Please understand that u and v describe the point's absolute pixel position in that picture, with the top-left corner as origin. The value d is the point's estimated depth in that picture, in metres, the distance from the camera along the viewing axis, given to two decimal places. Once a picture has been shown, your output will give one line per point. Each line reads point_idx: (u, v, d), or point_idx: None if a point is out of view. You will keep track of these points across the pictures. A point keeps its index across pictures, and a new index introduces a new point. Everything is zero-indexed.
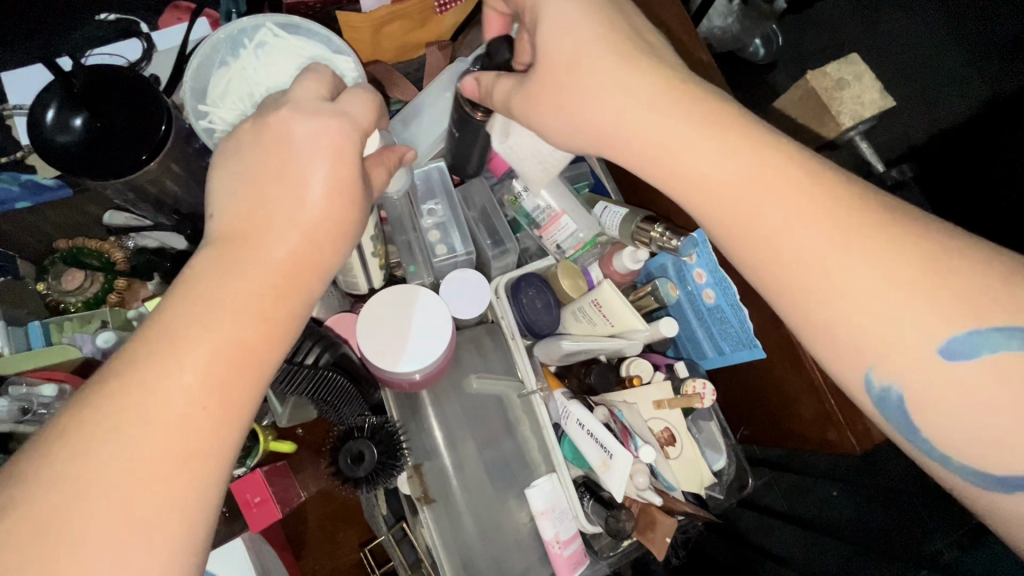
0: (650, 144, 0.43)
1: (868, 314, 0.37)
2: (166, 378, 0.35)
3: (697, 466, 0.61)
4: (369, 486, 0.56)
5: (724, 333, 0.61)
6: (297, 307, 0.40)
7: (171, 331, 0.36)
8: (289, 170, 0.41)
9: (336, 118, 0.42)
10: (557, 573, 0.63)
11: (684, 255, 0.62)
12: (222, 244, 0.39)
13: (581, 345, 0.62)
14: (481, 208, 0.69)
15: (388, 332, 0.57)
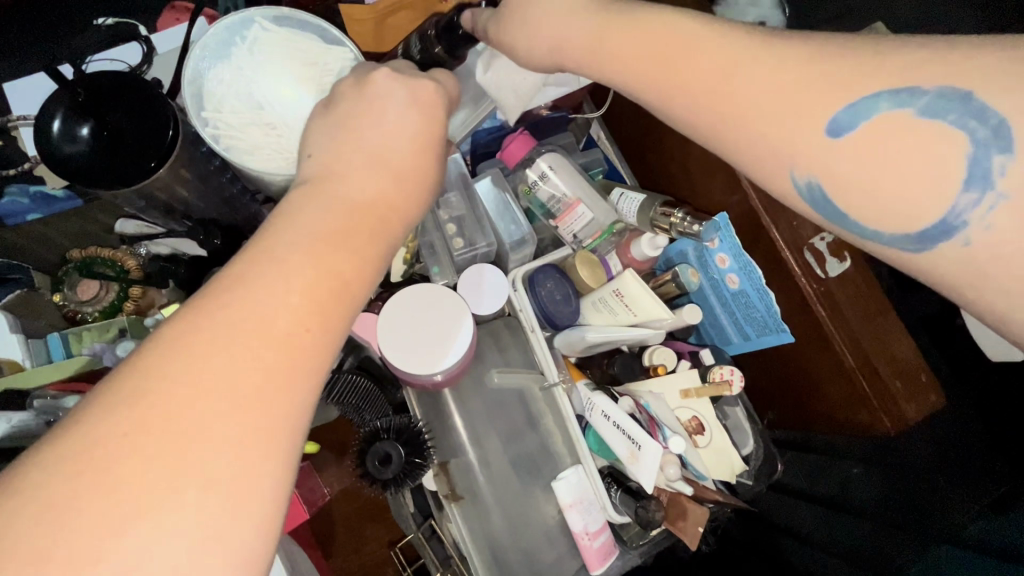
0: (701, 72, 0.40)
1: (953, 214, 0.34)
2: (267, 297, 0.34)
3: (727, 453, 0.61)
4: (398, 488, 0.56)
5: (750, 318, 0.60)
6: (383, 249, 0.40)
7: (266, 258, 0.35)
8: (381, 121, 0.42)
9: (428, 80, 0.43)
10: (588, 565, 0.63)
11: (706, 240, 0.60)
12: (307, 186, 0.39)
13: (604, 335, 0.62)
14: (497, 198, 0.66)
15: (410, 329, 0.56)
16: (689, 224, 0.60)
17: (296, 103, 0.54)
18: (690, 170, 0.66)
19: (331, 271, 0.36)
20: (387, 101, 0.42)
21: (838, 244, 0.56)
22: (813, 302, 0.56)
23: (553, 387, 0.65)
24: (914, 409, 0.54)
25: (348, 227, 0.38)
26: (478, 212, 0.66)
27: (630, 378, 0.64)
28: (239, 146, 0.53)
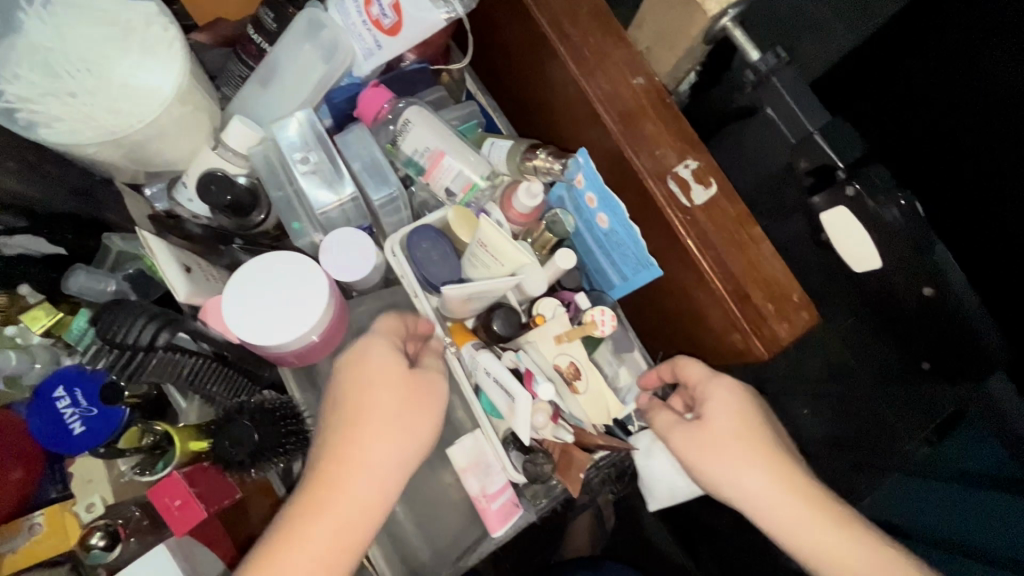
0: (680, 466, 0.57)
1: (775, 506, 0.52)
2: (320, 559, 0.44)
3: (606, 397, 0.60)
4: (257, 468, 0.53)
5: (623, 256, 0.59)
6: (407, 455, 0.48)
7: (314, 514, 0.45)
8: (360, 399, 0.49)
9: (395, 360, 0.50)
10: (489, 528, 0.60)
11: (572, 180, 0.59)
12: (303, 501, 0.45)
13: (468, 286, 0.56)
14: (367, 159, 0.62)
15: (258, 300, 0.52)
16: (554, 159, 0.59)
17: (105, 68, 0.50)
18: (561, 115, 0.63)
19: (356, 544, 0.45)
20: (359, 417, 0.48)
21: (702, 171, 0.55)
22: (682, 234, 0.54)
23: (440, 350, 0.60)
24: (787, 330, 0.53)
25: (337, 503, 0.45)
26: (338, 161, 0.59)
27: (517, 331, 0.60)
28: (42, 122, 0.49)
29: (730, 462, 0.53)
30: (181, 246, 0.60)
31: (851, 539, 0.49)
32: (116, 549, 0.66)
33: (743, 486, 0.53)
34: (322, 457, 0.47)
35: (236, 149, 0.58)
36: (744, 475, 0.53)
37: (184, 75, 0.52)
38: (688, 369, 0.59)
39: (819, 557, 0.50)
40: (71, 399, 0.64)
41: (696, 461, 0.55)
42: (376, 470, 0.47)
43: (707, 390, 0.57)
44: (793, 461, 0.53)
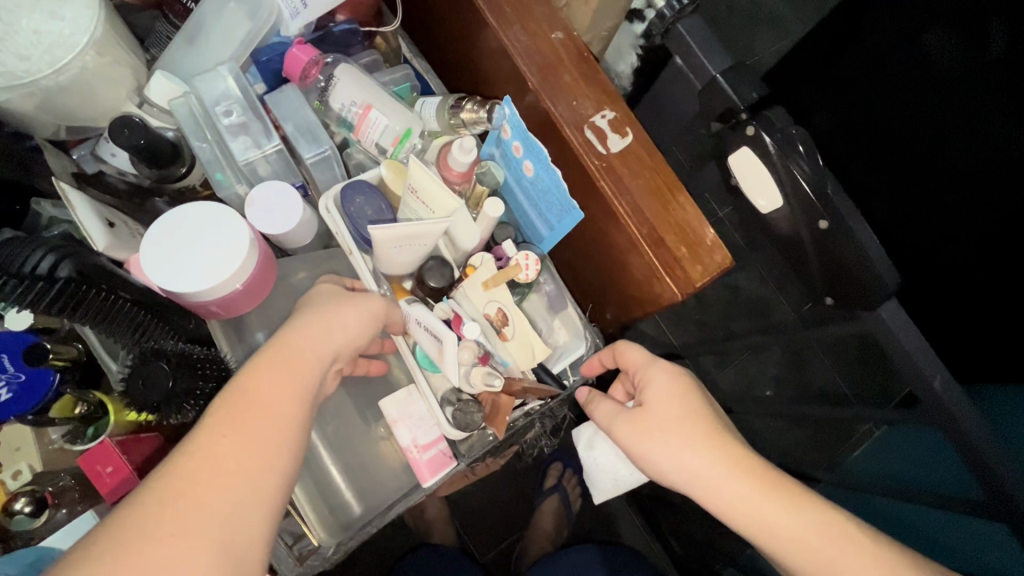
0: (628, 454, 0.59)
1: (720, 483, 0.52)
2: (254, 455, 0.40)
3: (534, 343, 0.61)
4: (169, 411, 0.52)
5: (549, 205, 0.59)
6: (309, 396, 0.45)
7: (247, 410, 0.41)
8: (299, 336, 0.47)
9: (343, 305, 0.51)
10: (421, 480, 0.60)
11: (500, 130, 0.59)
12: (208, 430, 0.40)
13: (401, 223, 0.53)
14: (295, 116, 0.63)
15: (181, 246, 0.52)
16: (481, 108, 0.62)
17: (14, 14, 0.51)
18: (490, 74, 0.64)
19: (291, 444, 0.42)
20: (307, 324, 0.48)
21: (618, 120, 0.56)
22: (598, 179, 0.56)
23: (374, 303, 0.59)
24: (699, 273, 0.54)
25: (243, 436, 0.40)
26: (264, 118, 0.61)
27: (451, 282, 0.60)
28: None
29: (668, 444, 0.55)
30: (104, 199, 0.60)
31: (796, 507, 0.50)
32: (41, 516, 0.64)
33: (682, 467, 0.54)
34: (256, 362, 0.44)
35: (161, 104, 0.60)
36: (684, 452, 0.54)
37: (97, 24, 0.53)
38: (628, 355, 0.62)
39: (766, 530, 0.50)
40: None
41: (638, 448, 0.57)
42: (314, 373, 0.46)
43: (648, 376, 0.60)
44: (729, 437, 0.55)
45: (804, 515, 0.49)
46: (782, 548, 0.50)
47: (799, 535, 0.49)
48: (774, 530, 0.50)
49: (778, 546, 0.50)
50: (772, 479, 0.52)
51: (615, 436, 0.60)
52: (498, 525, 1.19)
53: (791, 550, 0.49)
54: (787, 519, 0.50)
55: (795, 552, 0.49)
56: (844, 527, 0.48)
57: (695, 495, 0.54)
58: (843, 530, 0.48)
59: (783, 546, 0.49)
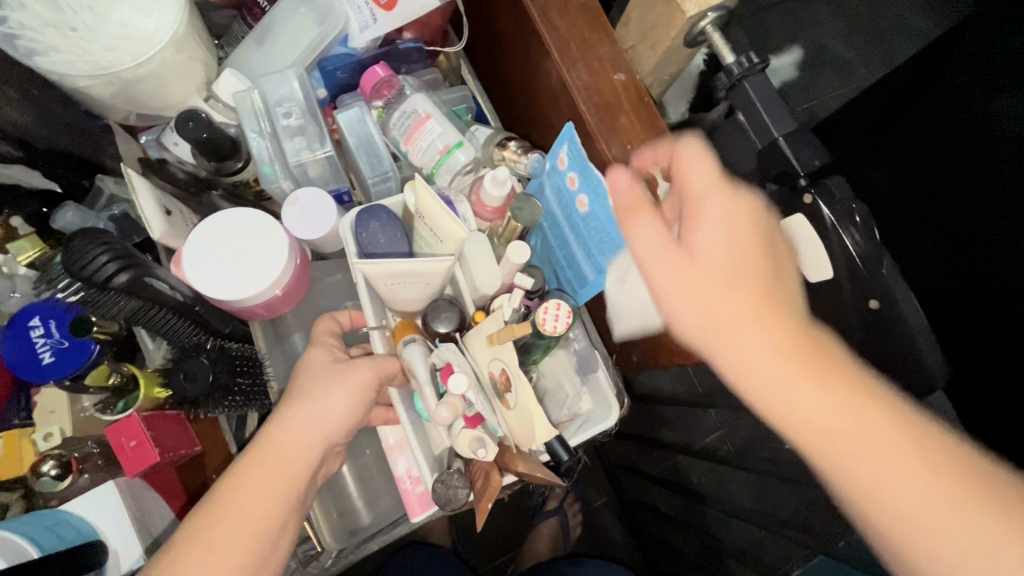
0: (652, 283, 0.42)
1: (771, 386, 0.37)
2: (236, 560, 0.40)
3: (536, 421, 0.47)
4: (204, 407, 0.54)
5: (602, 246, 0.54)
6: (296, 486, 0.45)
7: (216, 520, 0.41)
8: (279, 419, 0.46)
9: (335, 379, 0.49)
10: (410, 514, 0.58)
11: (557, 158, 0.55)
12: (191, 524, 0.41)
13: (390, 260, 0.49)
14: (356, 135, 0.65)
15: (214, 259, 0.53)
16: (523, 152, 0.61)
17: (107, 10, 0.54)
18: (545, 104, 0.64)
19: (268, 544, 0.42)
20: (294, 410, 0.47)
21: None
22: None
23: (371, 334, 0.59)
24: None
25: (227, 533, 0.41)
26: (321, 123, 0.62)
27: (457, 330, 0.55)
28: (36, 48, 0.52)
29: (705, 297, 0.40)
30: (165, 188, 0.62)
31: (900, 420, 0.36)
32: (65, 481, 0.66)
33: (715, 323, 0.39)
34: (238, 463, 0.44)
35: (226, 100, 0.61)
36: (743, 316, 0.39)
37: (179, 23, 0.55)
38: (690, 154, 0.43)
39: (838, 423, 0.36)
40: (46, 330, 0.67)
41: (666, 295, 0.41)
42: (300, 472, 0.45)
43: (712, 191, 0.42)
44: (790, 305, 0.40)
45: (923, 459, 0.34)
46: (814, 447, 0.37)
47: (884, 457, 0.35)
48: (848, 459, 0.35)
49: (799, 425, 0.37)
50: (864, 390, 0.36)
51: (638, 253, 0.42)
52: (494, 538, 1.18)
53: (833, 451, 0.36)
54: (833, 405, 0.36)
55: (827, 462, 0.36)
56: (903, 435, 0.35)
57: (741, 377, 0.39)
58: (879, 398, 0.36)
59: (812, 433, 0.36)
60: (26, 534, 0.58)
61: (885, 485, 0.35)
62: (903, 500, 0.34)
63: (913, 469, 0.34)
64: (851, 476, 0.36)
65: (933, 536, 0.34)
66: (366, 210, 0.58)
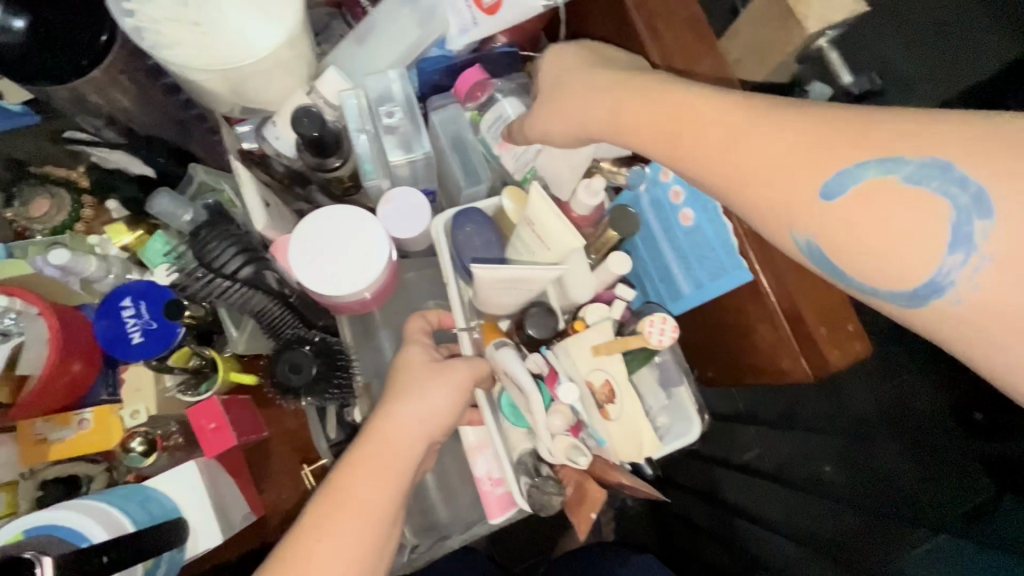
0: (640, 117, 0.46)
1: (757, 155, 0.40)
2: (356, 549, 0.42)
3: (642, 430, 0.50)
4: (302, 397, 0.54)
5: (702, 260, 0.56)
6: (402, 482, 0.46)
7: (338, 508, 0.43)
8: (386, 416, 0.48)
9: (435, 379, 0.50)
10: (488, 515, 0.59)
11: (660, 174, 0.58)
12: (313, 513, 0.43)
13: (506, 267, 0.50)
14: (448, 138, 0.66)
15: (319, 257, 0.54)
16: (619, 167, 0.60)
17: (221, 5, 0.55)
18: None
19: (383, 536, 0.44)
20: (399, 407, 0.48)
21: None
22: (744, 245, 0.54)
23: (460, 335, 0.59)
24: (838, 357, 0.52)
25: (347, 523, 0.42)
26: (418, 123, 0.63)
27: (551, 338, 0.54)
28: (160, 42, 0.54)
29: (595, 87, 0.50)
30: (264, 181, 0.64)
31: (942, 162, 0.35)
32: (151, 456, 0.71)
33: (595, 110, 0.50)
34: (351, 453, 0.46)
35: (329, 97, 0.63)
36: (737, 115, 0.41)
37: (294, 21, 0.56)
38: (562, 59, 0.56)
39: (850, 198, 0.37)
40: (136, 311, 0.70)
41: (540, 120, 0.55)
42: (408, 465, 0.46)
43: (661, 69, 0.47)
44: (657, 84, 0.47)
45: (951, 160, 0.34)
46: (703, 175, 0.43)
47: (892, 210, 0.36)
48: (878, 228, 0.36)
49: (685, 158, 0.43)
50: (854, 148, 0.37)
51: (592, 82, 0.50)
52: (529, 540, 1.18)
53: (891, 249, 0.35)
54: (726, 143, 0.41)
55: (721, 175, 0.41)
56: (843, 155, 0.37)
57: (741, 176, 0.40)
58: (768, 117, 0.40)
59: (699, 156, 0.43)
60: (124, 509, 0.59)
61: (771, 200, 0.40)
62: (897, 241, 0.36)
63: (800, 178, 0.38)
64: (743, 187, 0.41)
65: (840, 234, 0.37)
66: (463, 212, 0.58)
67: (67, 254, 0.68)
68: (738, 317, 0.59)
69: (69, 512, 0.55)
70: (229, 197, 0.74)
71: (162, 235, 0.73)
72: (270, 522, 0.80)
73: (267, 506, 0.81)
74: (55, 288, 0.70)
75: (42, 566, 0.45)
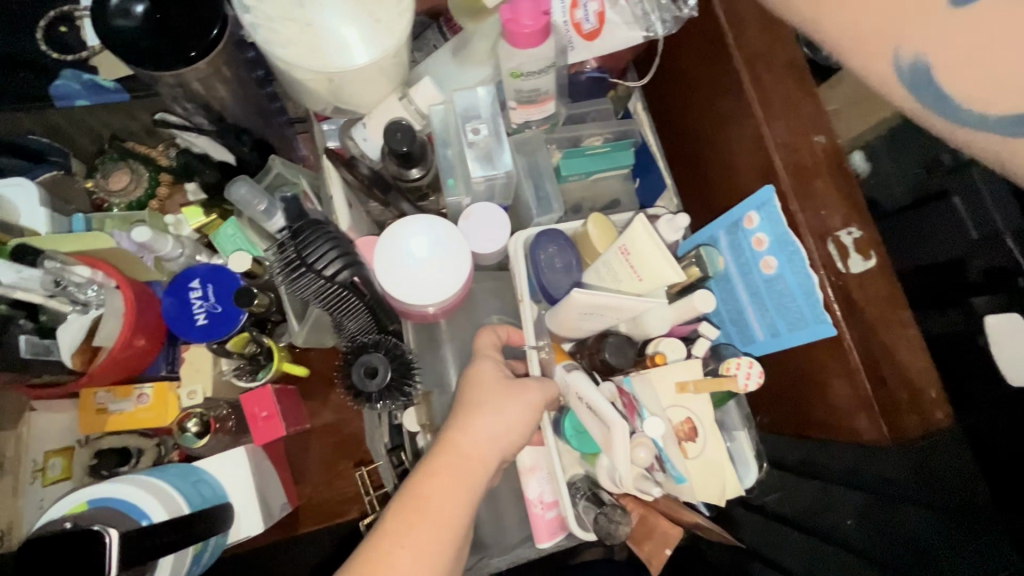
0: None
1: None
2: (431, 564, 0.41)
3: (721, 471, 0.49)
4: (373, 403, 0.54)
5: (782, 309, 0.58)
6: (473, 499, 0.44)
7: (415, 515, 0.42)
8: (460, 427, 0.47)
9: (515, 397, 0.50)
10: (535, 538, 0.58)
11: (744, 218, 0.59)
12: (391, 519, 0.42)
13: (600, 294, 0.50)
14: (529, 158, 0.67)
15: (410, 267, 0.56)
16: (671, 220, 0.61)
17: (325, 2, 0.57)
18: (717, 155, 0.64)
19: (456, 549, 0.43)
20: (475, 420, 0.47)
21: (864, 242, 0.53)
22: (831, 300, 0.53)
23: (528, 353, 0.57)
24: (919, 423, 0.51)
25: (425, 534, 0.41)
26: (502, 139, 0.63)
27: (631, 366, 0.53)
28: (273, 39, 0.56)
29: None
30: (348, 181, 0.64)
31: None
32: (203, 439, 0.71)
33: None
34: (428, 462, 0.45)
35: (420, 106, 0.64)
36: None
37: (401, 30, 0.58)
38: None
39: None
40: (204, 293, 0.71)
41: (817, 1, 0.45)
42: (481, 479, 0.46)
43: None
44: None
45: None
46: None
47: None
48: None
49: None
50: None
51: None
52: None
53: None
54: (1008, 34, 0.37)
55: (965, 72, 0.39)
56: None
57: None
58: None
59: None
60: (178, 486, 0.60)
61: None
62: None
63: None
64: None
65: None
66: (549, 231, 0.58)
67: (149, 233, 0.68)
68: (814, 370, 0.59)
69: (128, 486, 0.56)
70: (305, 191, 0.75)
71: (236, 222, 0.75)
72: (304, 515, 0.80)
73: (303, 498, 0.81)
74: (131, 263, 0.71)
75: (110, 537, 0.46)
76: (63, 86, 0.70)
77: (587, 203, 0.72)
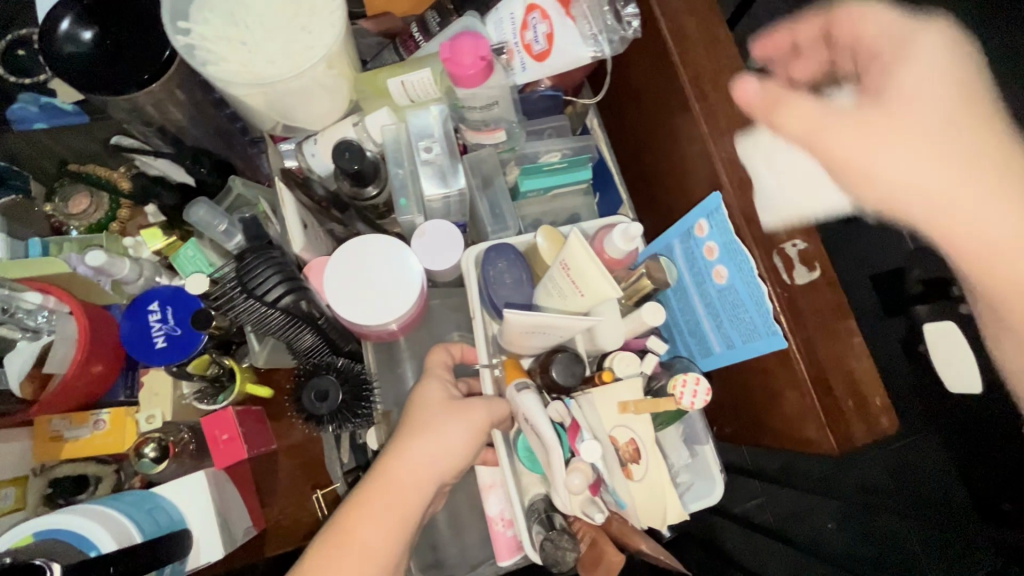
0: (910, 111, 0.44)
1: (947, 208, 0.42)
2: None
3: (665, 494, 0.50)
4: (324, 425, 0.54)
5: (736, 321, 0.58)
6: (408, 525, 0.45)
7: (346, 543, 0.43)
8: (397, 453, 0.47)
9: (456, 419, 0.49)
10: (496, 556, 0.58)
11: (695, 227, 0.59)
12: (324, 548, 0.43)
13: (541, 315, 0.50)
14: (485, 175, 0.68)
15: (358, 289, 0.56)
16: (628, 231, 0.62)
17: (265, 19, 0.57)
18: (670, 169, 0.65)
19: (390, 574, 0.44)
20: (413, 444, 0.47)
21: (809, 253, 0.54)
22: (778, 313, 0.53)
23: (481, 371, 0.59)
24: (864, 434, 0.52)
25: (355, 562, 0.42)
26: (455, 157, 0.64)
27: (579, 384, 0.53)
28: (212, 60, 0.56)
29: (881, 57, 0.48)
30: (302, 203, 0.64)
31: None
32: (162, 463, 0.68)
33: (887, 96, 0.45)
34: (364, 487, 0.46)
35: (373, 130, 0.66)
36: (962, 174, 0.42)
37: (335, 40, 0.58)
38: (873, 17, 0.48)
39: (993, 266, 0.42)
40: (162, 316, 0.70)
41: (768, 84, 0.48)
42: (417, 505, 0.46)
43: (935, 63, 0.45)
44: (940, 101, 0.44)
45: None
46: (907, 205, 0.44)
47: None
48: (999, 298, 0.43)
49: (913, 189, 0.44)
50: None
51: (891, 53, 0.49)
52: None
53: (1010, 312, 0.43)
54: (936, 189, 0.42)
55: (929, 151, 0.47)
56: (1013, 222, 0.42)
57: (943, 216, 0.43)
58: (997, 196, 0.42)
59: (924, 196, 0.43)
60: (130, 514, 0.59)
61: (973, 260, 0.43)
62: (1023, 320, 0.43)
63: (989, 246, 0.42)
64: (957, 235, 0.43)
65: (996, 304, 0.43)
66: (499, 248, 0.59)
67: (104, 257, 0.67)
68: (767, 381, 0.59)
69: (77, 517, 0.55)
70: (265, 211, 0.75)
71: (195, 243, 0.74)
72: (270, 537, 0.79)
73: (269, 520, 0.80)
74: (87, 288, 0.70)
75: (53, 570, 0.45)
76: (20, 109, 0.71)
77: (547, 218, 0.73)
